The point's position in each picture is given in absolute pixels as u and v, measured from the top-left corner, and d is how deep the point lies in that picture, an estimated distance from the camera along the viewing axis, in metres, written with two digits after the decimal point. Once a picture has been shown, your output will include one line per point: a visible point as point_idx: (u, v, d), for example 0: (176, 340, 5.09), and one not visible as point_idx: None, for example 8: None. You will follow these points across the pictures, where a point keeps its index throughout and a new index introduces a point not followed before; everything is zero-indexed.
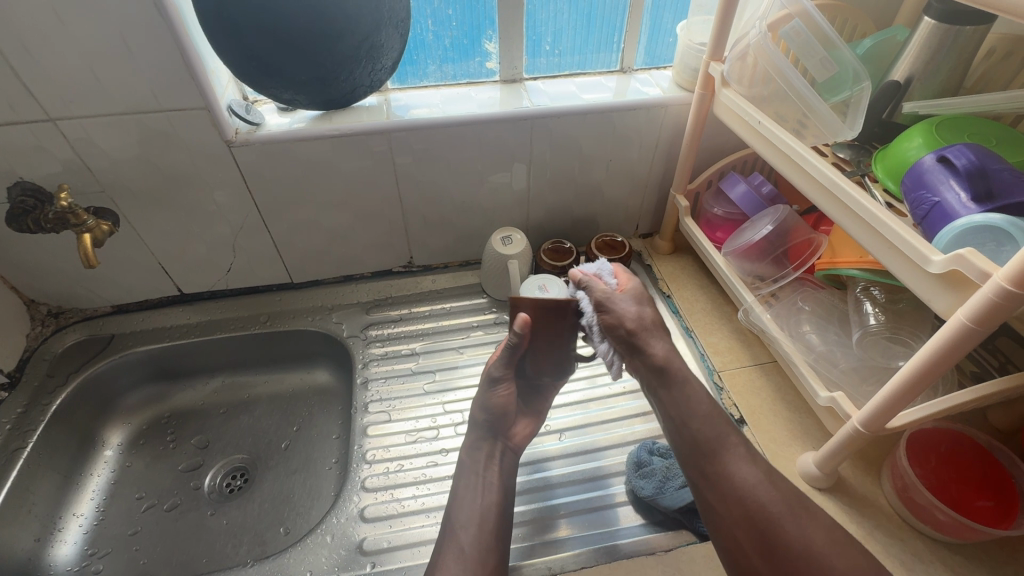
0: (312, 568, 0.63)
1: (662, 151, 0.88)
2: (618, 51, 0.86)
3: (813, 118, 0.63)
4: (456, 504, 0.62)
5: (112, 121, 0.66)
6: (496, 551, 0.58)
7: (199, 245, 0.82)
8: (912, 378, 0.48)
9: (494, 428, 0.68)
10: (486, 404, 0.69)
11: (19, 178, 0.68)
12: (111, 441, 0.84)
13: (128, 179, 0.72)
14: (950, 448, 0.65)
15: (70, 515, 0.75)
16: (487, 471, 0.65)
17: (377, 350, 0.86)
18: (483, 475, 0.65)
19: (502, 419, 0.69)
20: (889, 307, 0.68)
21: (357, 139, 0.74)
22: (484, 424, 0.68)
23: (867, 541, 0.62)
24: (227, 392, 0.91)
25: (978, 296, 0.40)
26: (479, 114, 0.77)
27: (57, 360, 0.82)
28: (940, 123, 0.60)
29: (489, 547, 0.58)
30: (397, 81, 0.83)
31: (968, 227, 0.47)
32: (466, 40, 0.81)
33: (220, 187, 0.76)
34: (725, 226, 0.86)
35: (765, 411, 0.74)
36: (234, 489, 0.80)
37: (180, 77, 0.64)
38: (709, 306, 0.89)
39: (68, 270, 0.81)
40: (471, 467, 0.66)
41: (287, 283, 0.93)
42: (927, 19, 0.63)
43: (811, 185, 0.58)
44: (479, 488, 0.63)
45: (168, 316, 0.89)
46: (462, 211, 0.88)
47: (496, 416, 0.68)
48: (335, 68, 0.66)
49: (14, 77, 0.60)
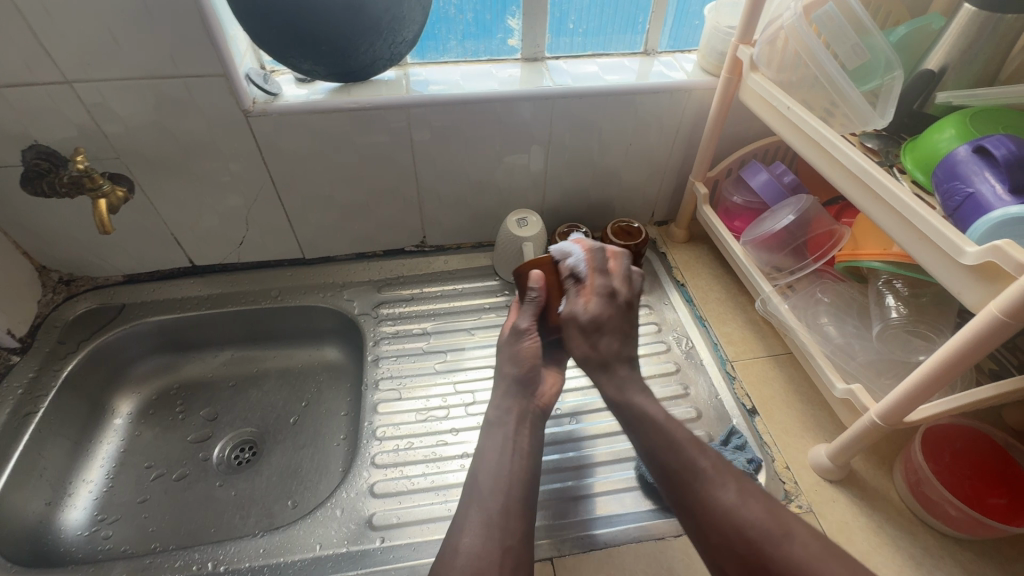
0: (322, 541, 0.63)
1: (683, 137, 0.86)
2: (642, 32, 0.85)
3: (842, 106, 0.61)
4: (477, 470, 0.60)
5: (127, 86, 0.65)
6: (525, 522, 0.56)
7: (212, 216, 0.82)
8: (935, 372, 0.47)
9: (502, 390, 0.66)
10: (514, 357, 0.66)
11: (34, 141, 0.68)
12: (121, 410, 0.84)
13: (143, 146, 0.71)
14: (964, 445, 0.65)
15: (81, 481, 0.76)
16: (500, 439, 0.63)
17: (388, 329, 0.86)
18: (513, 437, 0.62)
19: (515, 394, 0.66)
20: (911, 301, 0.66)
21: (375, 113, 0.73)
22: (520, 385, 0.65)
23: (877, 534, 0.62)
24: (237, 365, 0.91)
25: (1014, 289, 0.39)
26: (499, 92, 0.75)
27: (68, 327, 0.82)
28: (974, 114, 0.58)
29: (518, 516, 0.56)
30: (417, 56, 0.81)
31: (1002, 220, 0.46)
32: (489, 16, 0.79)
33: (235, 157, 0.75)
34: (744, 215, 0.85)
35: (778, 402, 0.74)
36: (243, 462, 0.81)
37: (199, 42, 0.63)
38: (724, 296, 0.88)
39: (81, 237, 0.80)
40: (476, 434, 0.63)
41: (299, 259, 0.92)
42: (967, 7, 0.61)
43: (838, 173, 0.57)
44: (508, 451, 0.61)
45: (179, 287, 0.88)
46: (477, 191, 0.87)
47: (534, 381, 0.66)
48: (356, 39, 0.64)
49: (31, 35, 0.59)
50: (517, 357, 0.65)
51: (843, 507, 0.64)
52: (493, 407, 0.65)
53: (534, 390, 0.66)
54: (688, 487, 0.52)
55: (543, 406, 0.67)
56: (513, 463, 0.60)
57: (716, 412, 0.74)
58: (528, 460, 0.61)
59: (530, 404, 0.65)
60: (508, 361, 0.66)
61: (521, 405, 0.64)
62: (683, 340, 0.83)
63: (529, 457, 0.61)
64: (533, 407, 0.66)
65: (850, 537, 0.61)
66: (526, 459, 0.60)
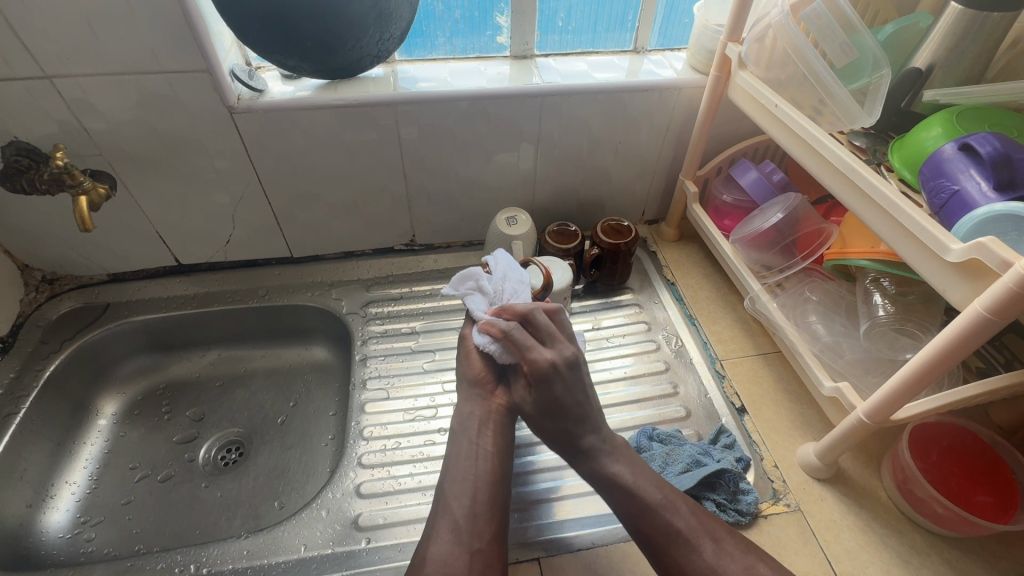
0: (307, 542, 0.62)
1: (673, 135, 0.86)
2: (632, 30, 0.84)
3: (830, 104, 0.61)
4: (448, 475, 0.60)
5: (108, 81, 0.64)
6: (495, 523, 0.56)
7: (198, 214, 0.81)
8: (921, 369, 0.47)
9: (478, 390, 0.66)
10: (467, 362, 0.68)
11: (14, 137, 0.67)
12: (105, 410, 0.83)
13: (126, 143, 0.70)
14: (951, 443, 0.65)
15: (63, 482, 0.75)
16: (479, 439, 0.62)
17: (376, 328, 0.85)
18: (474, 441, 0.62)
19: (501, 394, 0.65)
20: (899, 299, 0.66)
21: (362, 110, 0.73)
22: (472, 386, 0.66)
23: (865, 532, 0.62)
24: (224, 365, 0.90)
25: (998, 286, 0.39)
26: (488, 89, 0.75)
27: (51, 327, 0.81)
28: (961, 112, 0.58)
29: (486, 517, 0.56)
30: (405, 54, 0.81)
31: (988, 217, 0.46)
32: (477, 13, 0.79)
33: (220, 154, 0.74)
34: (733, 214, 0.84)
35: (767, 401, 0.74)
36: (229, 463, 0.80)
37: (182, 38, 0.62)
38: (714, 294, 0.88)
39: (63, 235, 0.79)
40: (459, 435, 0.63)
41: (287, 257, 0.91)
42: (954, 5, 0.61)
43: (825, 170, 0.57)
44: (471, 455, 0.61)
45: (165, 286, 0.87)
46: (466, 189, 0.87)
47: (488, 379, 0.66)
48: (342, 35, 0.64)
49: (9, 29, 0.58)
50: (464, 357, 0.68)
51: (831, 505, 0.64)
52: (457, 411, 0.65)
53: (489, 388, 0.66)
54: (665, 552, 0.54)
55: (507, 405, 0.66)
56: (478, 466, 0.60)
57: (705, 411, 0.74)
58: (494, 461, 0.61)
59: (487, 403, 0.65)
60: (460, 361, 0.69)
61: (483, 405, 0.65)
62: (673, 339, 0.82)
63: (496, 457, 0.61)
64: (493, 406, 0.65)
65: (838, 535, 0.61)
66: (489, 462, 0.60)
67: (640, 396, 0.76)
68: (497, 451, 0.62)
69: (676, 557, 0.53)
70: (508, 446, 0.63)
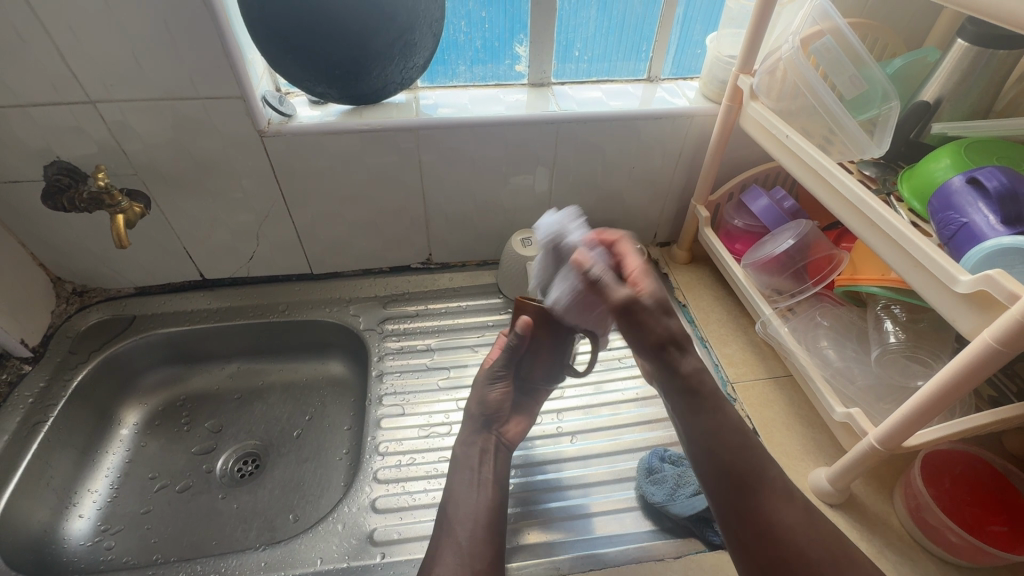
0: (323, 555, 0.63)
1: (685, 160, 0.88)
2: (646, 60, 0.87)
3: (840, 134, 0.63)
4: (450, 501, 0.62)
5: (148, 106, 0.68)
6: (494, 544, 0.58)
7: (225, 231, 0.84)
8: (933, 398, 0.48)
9: (490, 424, 0.68)
10: (481, 399, 0.69)
11: (56, 157, 0.70)
12: (127, 420, 0.85)
13: (161, 164, 0.74)
14: (966, 471, 0.65)
15: (86, 490, 0.77)
16: (481, 466, 0.65)
17: (393, 344, 0.87)
18: (477, 470, 0.64)
19: (499, 417, 0.69)
20: (910, 326, 0.67)
21: (385, 134, 0.76)
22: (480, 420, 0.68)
23: (878, 559, 0.62)
24: (242, 378, 0.92)
25: (1007, 317, 0.40)
26: (506, 116, 0.78)
27: (79, 338, 0.84)
28: (970, 145, 0.60)
29: (483, 540, 0.58)
30: (427, 81, 0.84)
31: (996, 249, 0.47)
32: (497, 43, 0.82)
33: (247, 174, 0.77)
34: (745, 238, 0.86)
35: (778, 424, 0.74)
36: (245, 475, 0.81)
37: (220, 68, 0.66)
38: (725, 317, 0.89)
39: (95, 250, 0.82)
40: (464, 462, 0.65)
41: (307, 274, 0.94)
42: (960, 41, 0.63)
43: (836, 200, 0.59)
44: (473, 482, 0.63)
45: (188, 300, 0.90)
46: (483, 211, 0.89)
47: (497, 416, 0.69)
48: (368, 64, 0.67)
49: (60, 57, 0.62)
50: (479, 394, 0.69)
51: (844, 531, 0.64)
52: (460, 439, 0.68)
53: (497, 424, 0.69)
54: (754, 493, 0.54)
55: (509, 441, 0.70)
56: (481, 493, 0.62)
57: None
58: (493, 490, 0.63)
59: (489, 437, 0.68)
60: (476, 395, 0.69)
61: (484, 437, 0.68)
62: None
63: (494, 485, 0.64)
64: (495, 439, 0.68)
65: None
66: (489, 488, 0.63)
67: (650, 417, 0.78)
68: (496, 480, 0.64)
69: (760, 510, 0.53)
70: (503, 474, 0.65)
